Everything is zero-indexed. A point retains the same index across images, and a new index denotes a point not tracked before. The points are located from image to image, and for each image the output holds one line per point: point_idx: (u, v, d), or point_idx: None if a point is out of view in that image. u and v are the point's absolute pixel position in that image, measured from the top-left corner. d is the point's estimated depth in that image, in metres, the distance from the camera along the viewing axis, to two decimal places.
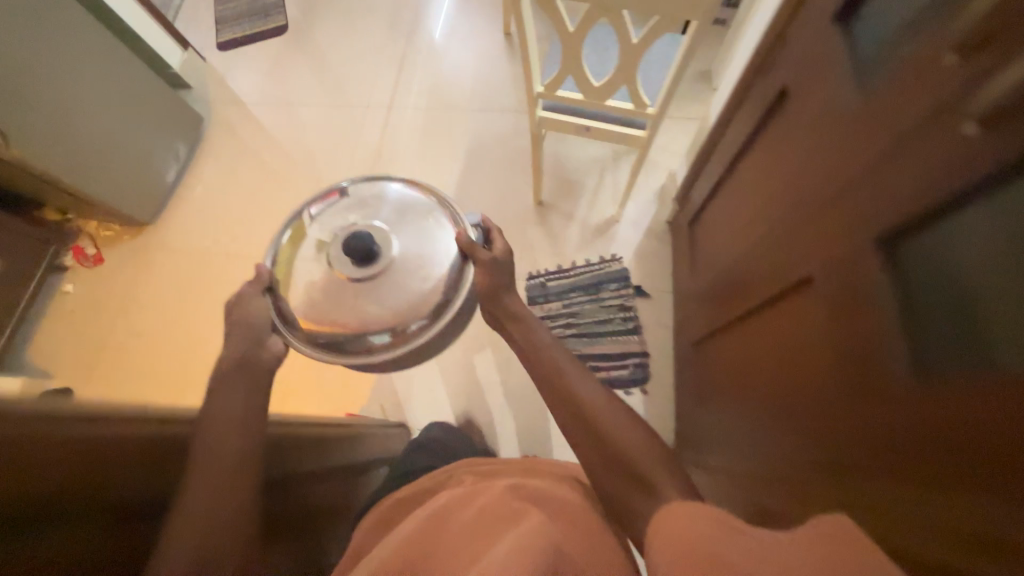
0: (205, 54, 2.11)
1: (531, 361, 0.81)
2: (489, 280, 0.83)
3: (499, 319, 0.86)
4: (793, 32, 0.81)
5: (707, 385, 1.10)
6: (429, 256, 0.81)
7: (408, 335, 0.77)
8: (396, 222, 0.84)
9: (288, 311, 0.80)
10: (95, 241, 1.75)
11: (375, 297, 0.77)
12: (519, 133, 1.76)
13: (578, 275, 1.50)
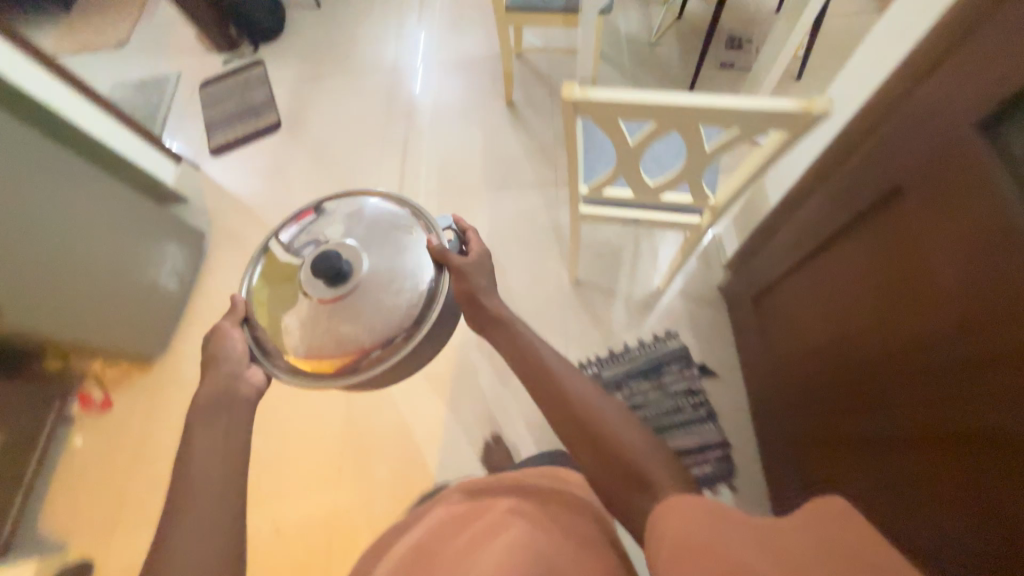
0: (199, 162, 2.05)
1: (521, 362, 0.86)
2: (464, 291, 0.87)
3: (483, 325, 0.90)
4: (904, 123, 0.71)
5: (774, 381, 1.13)
6: (401, 272, 0.85)
7: (385, 349, 0.81)
8: (366, 242, 0.88)
9: (268, 336, 0.83)
10: (103, 383, 1.62)
11: (349, 314, 0.81)
12: (539, 208, 1.68)
13: (633, 359, 1.37)
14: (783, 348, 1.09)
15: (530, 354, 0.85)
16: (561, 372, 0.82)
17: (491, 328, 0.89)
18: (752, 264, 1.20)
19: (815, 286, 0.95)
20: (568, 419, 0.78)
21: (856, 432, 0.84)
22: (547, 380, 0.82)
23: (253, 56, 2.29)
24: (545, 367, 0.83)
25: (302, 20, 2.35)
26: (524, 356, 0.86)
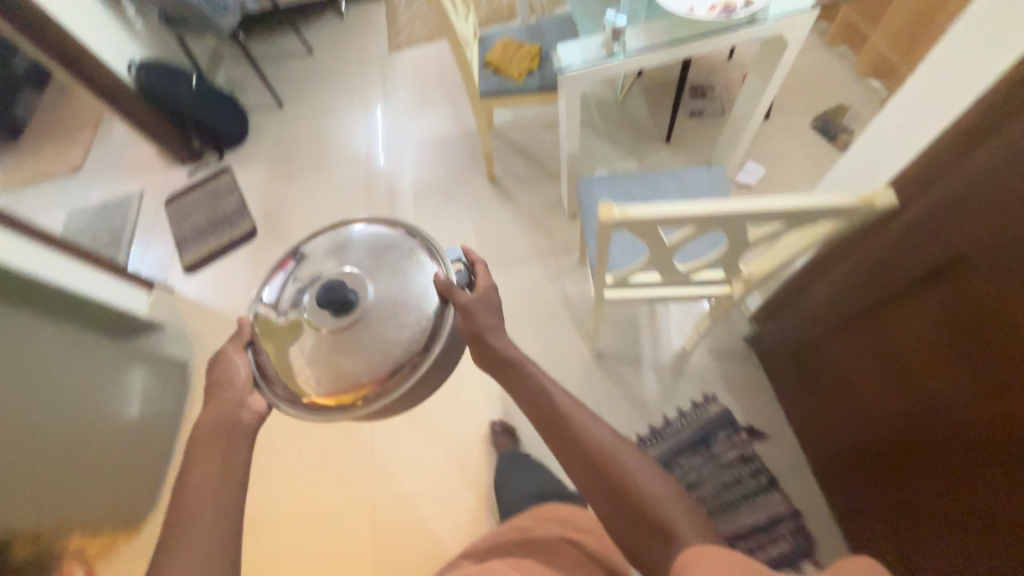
0: (172, 283, 1.93)
1: (530, 401, 0.76)
2: (476, 318, 0.77)
3: (491, 364, 0.80)
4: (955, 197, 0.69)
5: (835, 449, 1.08)
6: (408, 299, 0.75)
7: (386, 386, 0.70)
8: (374, 268, 0.77)
9: (270, 366, 0.74)
10: (84, 560, 1.41)
11: (352, 345, 0.71)
12: (544, 281, 1.63)
13: (678, 432, 1.28)
14: (843, 417, 1.04)
15: (542, 394, 0.76)
16: (576, 419, 0.73)
17: (500, 368, 0.79)
18: (785, 313, 1.16)
19: (868, 351, 0.92)
20: (583, 469, 0.69)
21: (943, 511, 0.80)
22: (560, 424, 0.73)
23: (219, 164, 2.24)
24: (557, 410, 0.74)
25: (268, 122, 2.34)
26: (534, 395, 0.76)
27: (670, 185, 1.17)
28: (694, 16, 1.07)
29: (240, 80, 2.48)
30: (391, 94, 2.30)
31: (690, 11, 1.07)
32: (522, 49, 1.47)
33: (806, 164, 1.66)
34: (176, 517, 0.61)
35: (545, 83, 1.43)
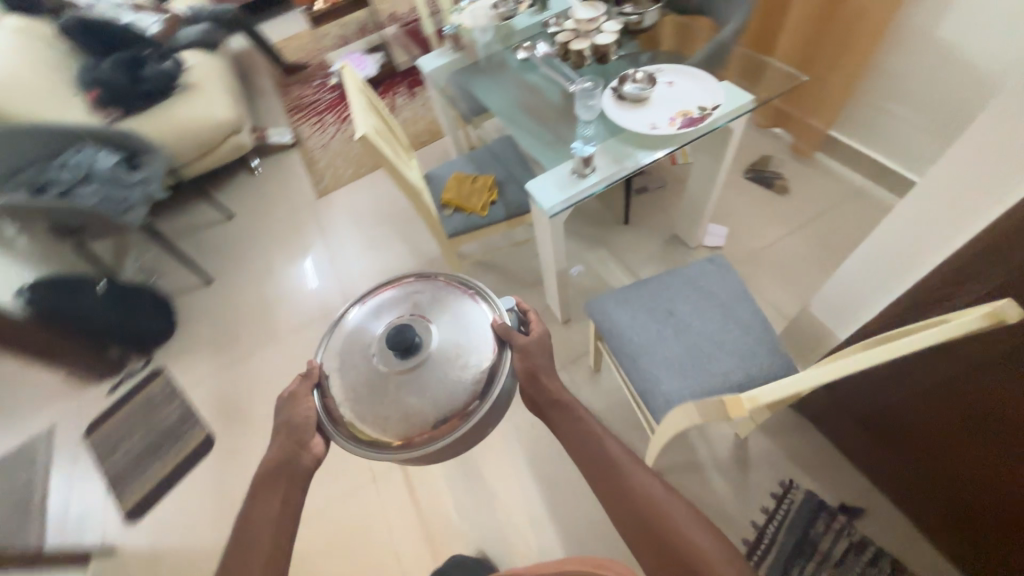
0: (113, 540, 1.53)
1: (578, 445, 0.78)
2: (533, 363, 0.81)
3: (543, 408, 0.84)
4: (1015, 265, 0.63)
5: (964, 525, 0.96)
6: (471, 345, 0.78)
7: (440, 432, 0.71)
8: (440, 315, 0.80)
9: (335, 408, 0.76)
10: None
11: (415, 388, 0.73)
12: None
13: (776, 540, 1.14)
14: (955, 487, 0.93)
15: (593, 438, 0.78)
16: (624, 462, 0.74)
17: (556, 417, 0.82)
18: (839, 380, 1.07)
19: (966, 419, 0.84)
20: (622, 505, 0.71)
21: None
22: (606, 466, 0.74)
23: (147, 366, 1.92)
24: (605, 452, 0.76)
25: (197, 304, 2.09)
26: (586, 443, 0.78)
27: (673, 283, 1.12)
28: (660, 130, 1.05)
29: (155, 264, 2.24)
30: (331, 240, 2.18)
31: (654, 127, 1.05)
32: (476, 182, 1.45)
33: (758, 214, 1.75)
34: (240, 541, 0.70)
35: (514, 210, 1.40)
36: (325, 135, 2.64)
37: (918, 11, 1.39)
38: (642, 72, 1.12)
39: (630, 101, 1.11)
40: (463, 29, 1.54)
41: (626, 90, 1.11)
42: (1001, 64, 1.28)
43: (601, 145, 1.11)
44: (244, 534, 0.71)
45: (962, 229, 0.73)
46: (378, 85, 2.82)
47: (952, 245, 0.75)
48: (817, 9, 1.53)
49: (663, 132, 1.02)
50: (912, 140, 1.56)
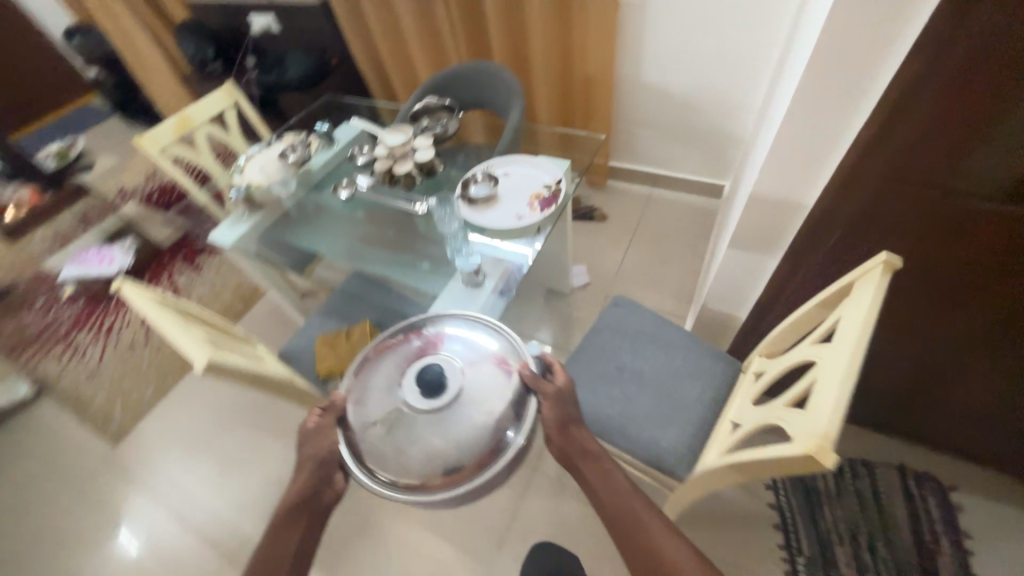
0: None
1: (607, 515, 0.75)
2: (562, 412, 0.75)
3: (571, 458, 0.79)
4: (849, 219, 0.83)
5: (884, 405, 1.19)
6: (497, 383, 0.68)
7: (458, 480, 0.62)
8: (476, 352, 0.72)
9: (353, 442, 0.68)
10: None
11: (439, 431, 0.63)
12: (553, 503, 1.35)
13: (794, 505, 1.22)
14: (870, 382, 1.15)
15: (621, 504, 0.75)
16: (651, 530, 0.71)
17: (587, 473, 0.78)
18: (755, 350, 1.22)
19: None
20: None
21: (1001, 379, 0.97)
22: (633, 537, 0.71)
23: None
24: (630, 519, 0.73)
25: None
26: (614, 512, 0.74)
27: (604, 340, 1.12)
28: (527, 219, 1.05)
29: None
30: (159, 491, 1.56)
31: (521, 218, 1.05)
32: (353, 339, 1.20)
33: (598, 243, 1.99)
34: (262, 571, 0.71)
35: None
36: (86, 363, 1.94)
37: (622, 68, 1.85)
38: (480, 174, 1.14)
39: (484, 203, 1.10)
40: (255, 187, 1.34)
41: (475, 194, 1.10)
42: (688, 88, 1.78)
43: (480, 253, 1.07)
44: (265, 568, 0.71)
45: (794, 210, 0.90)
46: (142, 272, 2.26)
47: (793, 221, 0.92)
48: (557, 82, 1.89)
49: (534, 219, 1.02)
50: (662, 151, 2.02)
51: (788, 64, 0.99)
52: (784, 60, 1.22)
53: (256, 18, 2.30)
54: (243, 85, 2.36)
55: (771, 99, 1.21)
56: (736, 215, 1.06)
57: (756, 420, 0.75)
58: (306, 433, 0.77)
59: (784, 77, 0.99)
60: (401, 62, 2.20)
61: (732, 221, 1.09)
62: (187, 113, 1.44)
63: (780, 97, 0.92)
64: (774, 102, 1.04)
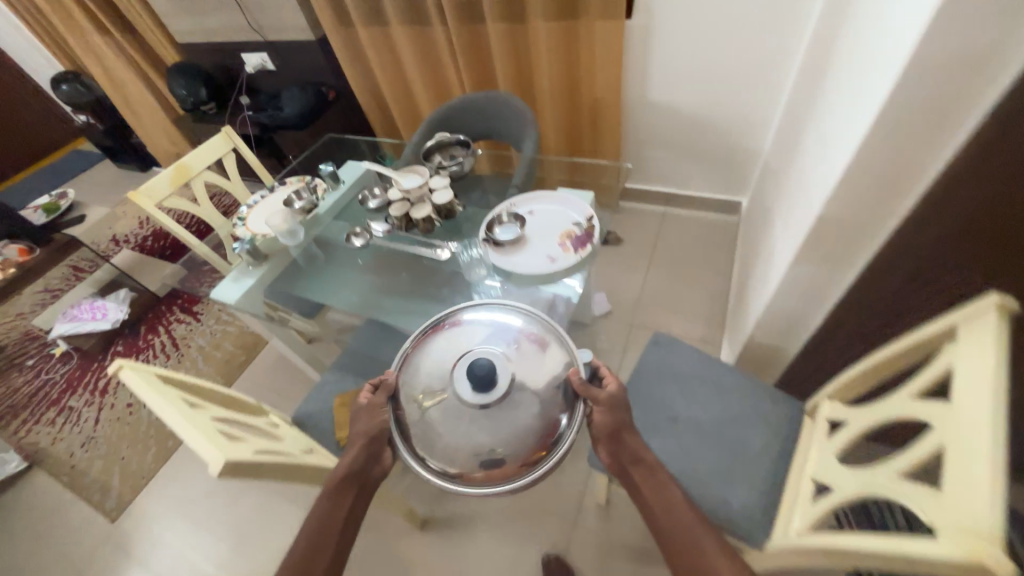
0: None
1: (662, 526, 0.73)
2: (610, 418, 0.81)
3: (622, 462, 0.81)
4: (927, 255, 0.75)
5: None
6: (540, 386, 0.79)
7: (508, 471, 0.74)
8: (523, 354, 0.81)
9: (406, 422, 0.80)
10: None
11: (492, 428, 0.74)
12: (594, 563, 1.24)
13: None
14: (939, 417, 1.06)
15: (676, 518, 0.73)
16: (705, 541, 0.69)
17: (635, 476, 0.79)
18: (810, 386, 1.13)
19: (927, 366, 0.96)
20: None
21: None
22: (689, 551, 0.69)
23: None
24: (684, 531, 0.71)
25: None
26: (669, 523, 0.72)
27: (651, 385, 1.03)
28: (562, 262, 0.97)
29: None
30: (160, 570, 1.43)
31: (554, 260, 0.97)
32: None
33: (614, 269, 1.91)
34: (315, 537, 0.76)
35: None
36: (80, 428, 1.84)
37: (630, 89, 1.80)
38: (505, 213, 1.07)
39: (513, 246, 1.02)
40: (259, 239, 1.25)
41: (502, 236, 1.02)
42: (700, 106, 1.73)
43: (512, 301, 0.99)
44: (316, 533, 0.76)
45: (860, 245, 0.82)
46: (138, 324, 2.18)
47: (857, 257, 0.83)
48: (564, 106, 1.84)
49: (570, 264, 0.94)
50: (676, 169, 1.97)
51: (831, 85, 0.93)
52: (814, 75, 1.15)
53: (249, 57, 2.25)
54: (238, 125, 2.29)
55: (806, 116, 1.14)
56: (785, 245, 0.98)
57: (852, 490, 0.66)
58: (357, 413, 0.86)
59: (829, 96, 0.93)
60: (401, 93, 2.15)
61: (780, 249, 1.00)
62: (184, 163, 1.36)
63: (834, 119, 0.84)
64: (817, 122, 0.97)
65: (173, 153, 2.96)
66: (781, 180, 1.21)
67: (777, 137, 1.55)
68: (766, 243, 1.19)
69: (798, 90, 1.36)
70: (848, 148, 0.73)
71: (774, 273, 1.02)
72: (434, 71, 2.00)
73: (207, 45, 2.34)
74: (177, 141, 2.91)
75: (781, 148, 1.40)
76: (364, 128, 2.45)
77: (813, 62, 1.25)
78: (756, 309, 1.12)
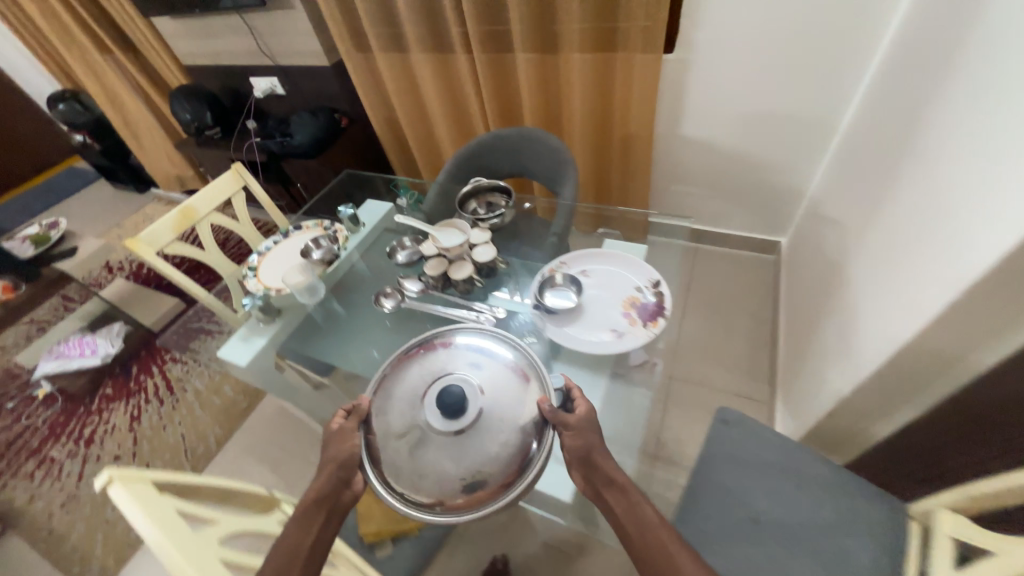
0: None
1: (640, 554, 0.67)
2: (585, 444, 0.73)
3: (596, 489, 0.73)
4: None
5: None
6: (514, 412, 0.73)
7: (479, 498, 0.67)
8: (498, 377, 0.77)
9: (375, 449, 0.74)
10: None
11: (459, 455, 0.68)
12: None
13: None
14: None
15: (658, 547, 0.67)
16: (684, 566, 0.65)
17: (609, 502, 0.71)
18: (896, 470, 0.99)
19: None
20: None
21: None
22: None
23: None
24: (664, 558, 0.66)
25: None
26: (650, 552, 0.66)
27: (728, 477, 0.90)
28: (629, 337, 0.84)
29: None
30: None
31: (620, 335, 0.85)
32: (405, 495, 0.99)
33: None
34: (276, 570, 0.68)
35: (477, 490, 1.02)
36: (62, 484, 1.66)
37: (662, 123, 1.68)
38: (559, 274, 0.95)
39: (570, 313, 0.89)
40: (273, 294, 1.12)
41: (557, 301, 0.91)
42: (742, 144, 1.63)
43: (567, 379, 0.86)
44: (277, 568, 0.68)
45: (995, 340, 0.68)
46: (129, 362, 2.00)
47: (991, 351, 0.70)
48: (594, 139, 1.73)
49: (641, 342, 0.81)
50: (711, 206, 1.85)
51: (943, 142, 0.81)
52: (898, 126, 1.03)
53: (258, 81, 2.14)
54: (244, 151, 2.17)
55: (889, 171, 1.02)
56: (885, 323, 0.85)
57: None
58: (328, 435, 0.79)
59: (941, 155, 0.80)
60: (418, 121, 2.04)
61: (878, 325, 0.87)
62: (189, 206, 1.24)
63: (965, 187, 0.71)
64: (923, 182, 0.85)
65: (174, 175, 2.83)
66: (857, 237, 1.09)
67: (830, 180, 1.43)
68: (842, 308, 1.06)
69: (861, 134, 1.25)
70: (1011, 229, 0.59)
71: (867, 351, 0.89)
72: (454, 100, 1.90)
73: (214, 68, 2.23)
74: (178, 164, 2.78)
75: (842, 196, 1.29)
76: (376, 154, 2.33)
77: (886, 106, 1.14)
78: (836, 386, 0.99)
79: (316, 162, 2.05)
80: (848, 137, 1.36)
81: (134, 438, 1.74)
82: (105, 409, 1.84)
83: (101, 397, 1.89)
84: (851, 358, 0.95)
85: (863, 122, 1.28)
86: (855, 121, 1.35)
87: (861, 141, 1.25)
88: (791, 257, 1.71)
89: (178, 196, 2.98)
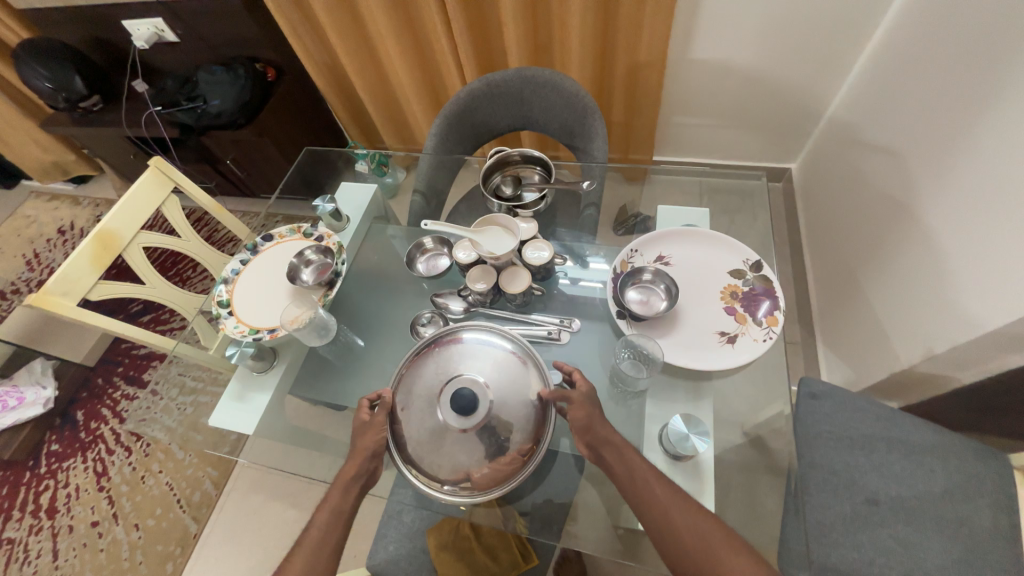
0: None
1: (626, 494, 0.62)
2: (587, 415, 0.65)
3: (598, 451, 0.65)
4: None
5: None
6: (523, 405, 0.63)
7: (500, 472, 0.62)
8: (505, 363, 0.65)
9: (395, 437, 0.65)
10: None
11: (474, 446, 0.61)
12: None
13: None
14: None
15: (642, 487, 0.61)
16: (670, 503, 0.60)
17: (597, 451, 0.65)
18: None
19: None
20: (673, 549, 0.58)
21: None
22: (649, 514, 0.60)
23: None
24: (652, 499, 0.60)
25: None
26: (636, 494, 0.61)
27: (831, 459, 0.85)
28: (745, 342, 0.73)
29: None
30: None
31: (732, 341, 0.74)
32: (489, 545, 0.84)
33: None
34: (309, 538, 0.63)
35: (563, 511, 0.77)
36: (34, 567, 1.37)
37: (674, 45, 1.44)
38: (646, 268, 0.80)
39: (667, 320, 0.77)
40: (264, 337, 0.87)
41: (646, 302, 0.78)
42: (763, 63, 1.44)
43: (672, 399, 0.76)
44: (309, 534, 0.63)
45: None
46: (71, 410, 1.64)
47: None
48: (592, 70, 1.48)
49: (765, 349, 0.71)
50: (722, 136, 1.70)
51: None
52: (998, 37, 0.89)
53: (135, 26, 1.60)
54: (143, 125, 1.69)
55: (988, 91, 0.89)
56: (1014, 286, 0.78)
57: None
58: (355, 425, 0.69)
59: None
60: (367, 66, 1.65)
61: (1001, 282, 0.80)
62: (105, 230, 0.93)
63: None
64: None
65: (49, 162, 2.21)
66: (942, 174, 0.99)
67: (865, 100, 1.31)
68: (925, 254, 1.00)
69: (918, 44, 1.11)
70: None
71: (987, 310, 0.83)
72: (412, 35, 1.51)
73: (64, 11, 1.63)
74: (50, 146, 2.16)
75: (894, 117, 1.17)
76: (317, 111, 1.90)
77: (961, 10, 0.98)
78: (932, 338, 0.94)
79: (247, 131, 1.64)
80: (891, 48, 1.22)
81: (109, 498, 1.46)
82: (59, 470, 1.52)
83: (48, 457, 1.55)
84: (952, 317, 0.90)
85: (914, 31, 1.13)
86: (898, 28, 1.20)
87: (917, 55, 1.11)
88: (805, 184, 1.63)
89: (62, 186, 2.37)
